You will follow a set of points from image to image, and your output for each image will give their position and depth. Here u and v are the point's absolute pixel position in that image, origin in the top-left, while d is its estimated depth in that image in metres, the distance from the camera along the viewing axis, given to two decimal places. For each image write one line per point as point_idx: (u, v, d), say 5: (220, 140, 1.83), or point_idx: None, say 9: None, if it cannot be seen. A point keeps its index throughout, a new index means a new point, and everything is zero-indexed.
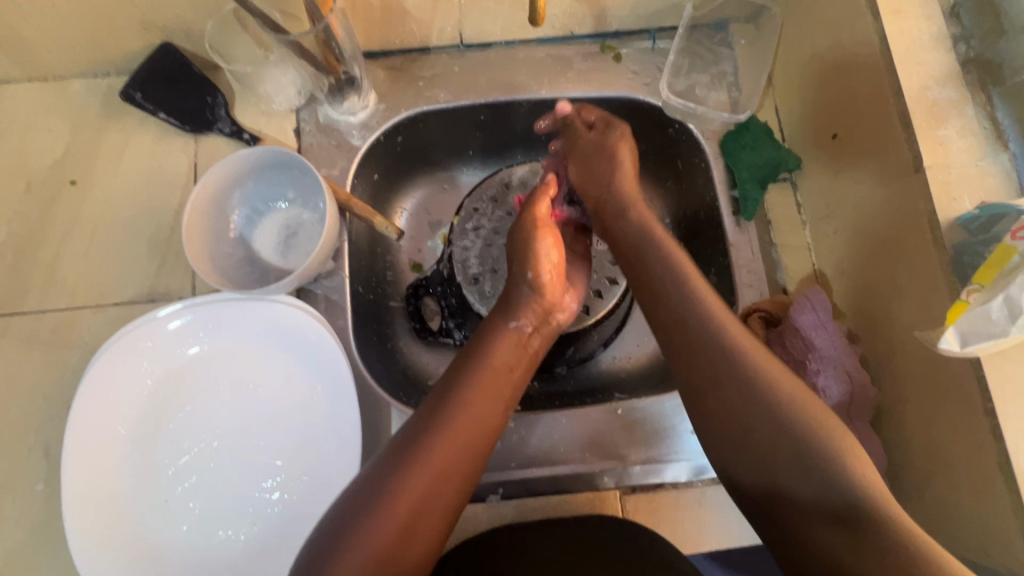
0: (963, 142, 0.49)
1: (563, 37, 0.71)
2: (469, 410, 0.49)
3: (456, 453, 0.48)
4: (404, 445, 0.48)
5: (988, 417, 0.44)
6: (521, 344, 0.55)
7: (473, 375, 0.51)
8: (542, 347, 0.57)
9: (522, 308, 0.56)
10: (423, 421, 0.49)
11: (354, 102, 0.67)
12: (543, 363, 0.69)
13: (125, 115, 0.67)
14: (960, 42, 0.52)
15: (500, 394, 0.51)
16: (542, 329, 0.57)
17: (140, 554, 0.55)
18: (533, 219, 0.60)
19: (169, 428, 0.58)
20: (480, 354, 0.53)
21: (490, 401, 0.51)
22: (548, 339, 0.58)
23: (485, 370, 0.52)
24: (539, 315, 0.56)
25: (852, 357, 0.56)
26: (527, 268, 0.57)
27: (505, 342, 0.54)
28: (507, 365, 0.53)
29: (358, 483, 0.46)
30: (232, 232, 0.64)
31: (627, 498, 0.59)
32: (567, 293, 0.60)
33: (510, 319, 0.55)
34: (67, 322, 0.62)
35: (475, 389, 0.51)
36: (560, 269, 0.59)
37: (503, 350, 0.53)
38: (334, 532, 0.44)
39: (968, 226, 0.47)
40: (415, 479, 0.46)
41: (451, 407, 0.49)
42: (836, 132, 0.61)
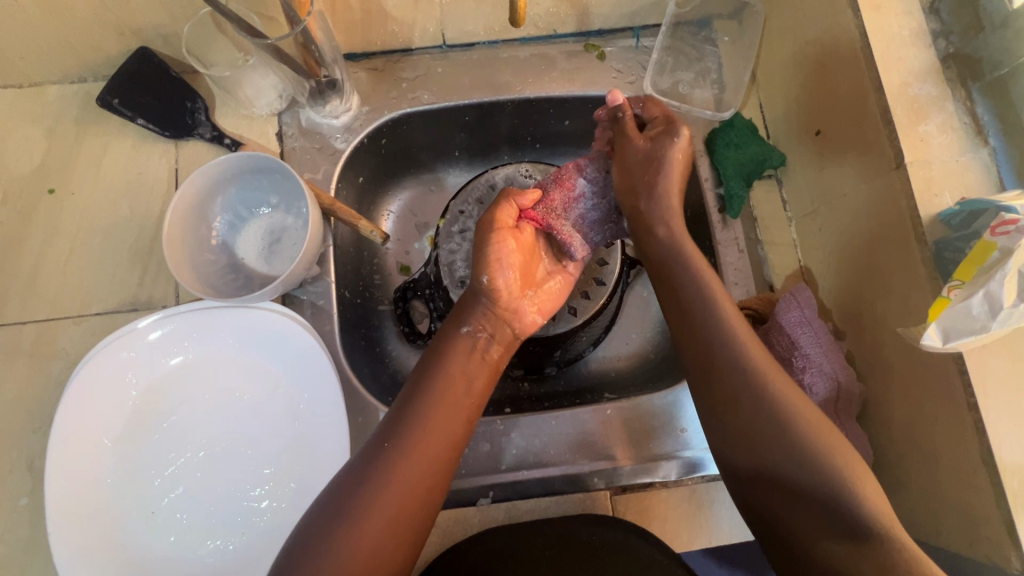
0: (943, 138, 0.49)
1: (546, 36, 0.71)
2: (426, 422, 0.50)
3: (415, 467, 0.48)
4: (366, 462, 0.48)
5: (970, 411, 0.44)
6: (478, 353, 0.54)
7: (429, 388, 0.51)
8: (501, 353, 0.56)
9: (476, 316, 0.55)
10: (381, 435, 0.49)
11: (336, 105, 0.67)
12: (533, 364, 0.69)
13: (103, 122, 0.66)
14: (939, 38, 0.52)
15: (458, 402, 0.51)
16: (497, 335, 0.56)
17: (128, 567, 0.54)
18: (497, 222, 0.55)
19: (154, 439, 0.58)
20: (434, 366, 0.53)
21: (448, 412, 0.51)
22: (506, 346, 0.57)
23: (441, 381, 0.52)
24: (495, 322, 0.56)
25: (837, 354, 0.56)
26: (482, 274, 0.54)
27: (460, 352, 0.54)
28: (465, 375, 0.53)
29: (320, 505, 0.47)
30: (215, 239, 0.64)
31: (618, 498, 0.59)
32: (525, 299, 0.57)
33: (462, 327, 0.55)
34: (48, 333, 0.61)
35: (432, 400, 0.51)
36: (523, 279, 0.57)
37: (459, 361, 0.53)
38: (298, 554, 0.44)
39: (949, 222, 0.47)
40: (376, 496, 0.46)
41: (408, 421, 0.50)
42: (818, 128, 0.61)
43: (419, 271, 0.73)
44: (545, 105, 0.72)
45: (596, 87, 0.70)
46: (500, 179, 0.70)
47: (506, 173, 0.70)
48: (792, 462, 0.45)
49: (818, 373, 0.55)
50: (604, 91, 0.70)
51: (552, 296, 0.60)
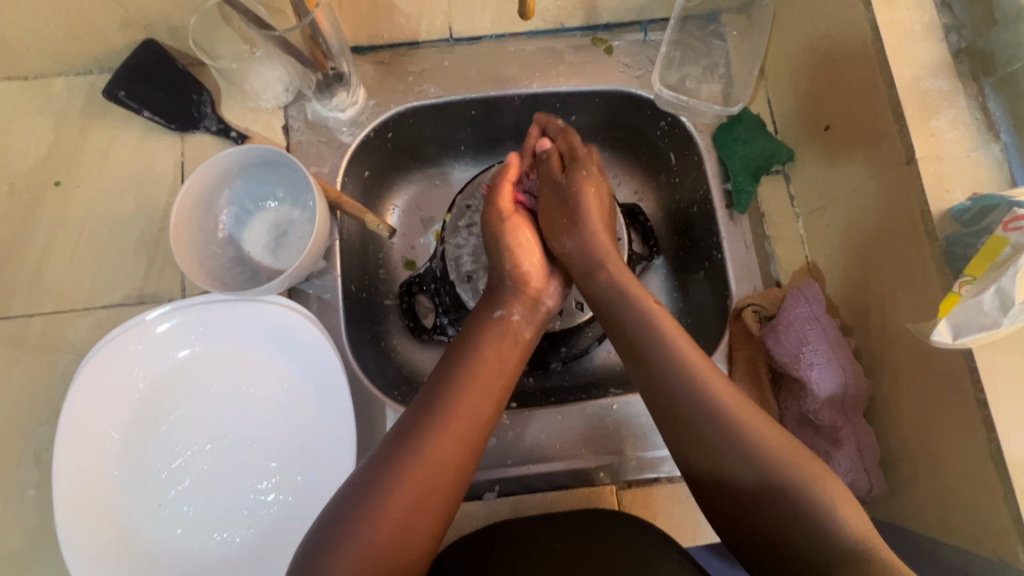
0: (955, 133, 0.49)
1: (554, 30, 0.71)
2: (462, 398, 0.50)
3: (451, 441, 0.48)
4: (401, 438, 0.48)
5: (980, 407, 0.44)
6: (512, 333, 0.55)
7: (466, 364, 0.52)
8: (534, 334, 0.57)
9: (508, 298, 0.57)
10: (418, 409, 0.50)
11: (343, 98, 0.66)
12: (538, 359, 0.69)
13: (109, 114, 0.66)
14: (952, 32, 0.52)
15: (493, 379, 0.52)
16: (530, 316, 0.57)
17: (136, 558, 0.54)
18: (500, 211, 0.60)
19: (161, 431, 0.58)
20: (471, 345, 0.53)
21: (483, 388, 0.51)
22: (539, 327, 0.58)
23: (478, 360, 0.52)
24: (525, 303, 0.57)
25: (844, 351, 0.56)
26: (504, 261, 0.58)
27: (494, 332, 0.54)
28: (501, 354, 0.53)
29: (354, 478, 0.47)
30: (221, 233, 0.63)
31: (624, 493, 0.59)
32: (550, 280, 0.60)
33: (496, 308, 0.56)
34: (55, 325, 0.61)
35: (469, 375, 0.51)
36: (541, 258, 0.60)
37: (494, 340, 0.54)
38: (331, 525, 0.44)
39: (960, 217, 0.46)
40: (413, 466, 0.46)
41: (446, 395, 0.50)
42: (827, 124, 0.60)
43: (424, 265, 0.73)
44: (552, 99, 0.71)
45: (604, 82, 0.70)
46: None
47: (511, 165, 0.70)
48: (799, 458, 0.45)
49: (825, 369, 0.55)
50: (612, 86, 0.70)
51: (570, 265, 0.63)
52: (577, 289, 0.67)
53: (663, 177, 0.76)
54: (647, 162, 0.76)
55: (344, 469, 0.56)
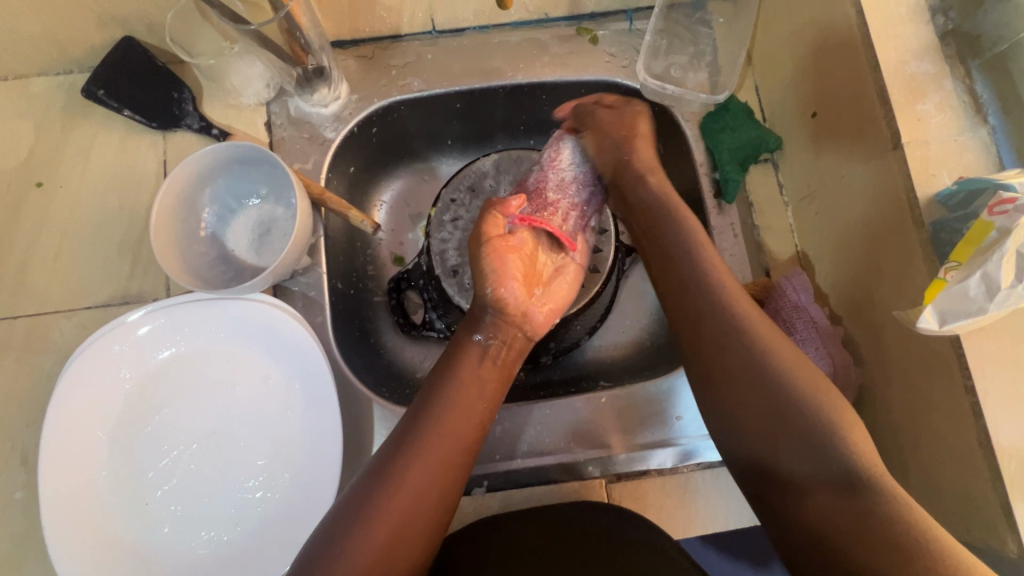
0: (942, 117, 0.48)
1: (538, 20, 0.70)
2: (441, 428, 0.50)
3: (431, 472, 0.48)
4: (381, 469, 0.48)
5: (968, 394, 0.44)
6: (489, 359, 0.54)
7: (443, 396, 0.51)
8: (513, 357, 0.55)
9: (487, 324, 0.55)
10: (397, 438, 0.50)
11: (325, 94, 0.65)
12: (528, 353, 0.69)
13: (89, 113, 0.65)
14: (938, 14, 0.51)
15: (471, 407, 0.51)
16: (509, 341, 0.55)
17: (125, 559, 0.54)
18: (485, 234, 0.58)
19: (146, 431, 0.57)
20: (449, 372, 0.53)
21: (461, 416, 0.51)
22: (518, 352, 0.56)
23: (455, 388, 0.52)
24: (504, 328, 0.55)
25: (832, 338, 0.56)
26: (486, 286, 0.56)
27: (471, 358, 0.53)
28: (478, 380, 0.53)
29: (335, 510, 0.47)
30: (204, 231, 0.63)
31: (613, 487, 0.58)
32: (536, 301, 0.58)
33: (475, 332, 0.55)
34: (39, 328, 0.60)
35: (446, 403, 0.51)
36: (526, 281, 0.58)
37: (471, 366, 0.53)
38: (313, 558, 0.44)
39: (947, 202, 0.46)
40: (390, 499, 0.46)
41: (426, 424, 0.50)
42: (815, 110, 0.60)
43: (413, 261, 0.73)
44: (537, 91, 0.71)
45: (589, 72, 0.69)
46: (490, 168, 0.69)
47: (493, 160, 0.69)
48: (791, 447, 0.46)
49: (814, 357, 0.55)
50: (597, 76, 0.69)
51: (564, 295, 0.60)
52: None
53: None
54: None
55: (331, 468, 0.55)
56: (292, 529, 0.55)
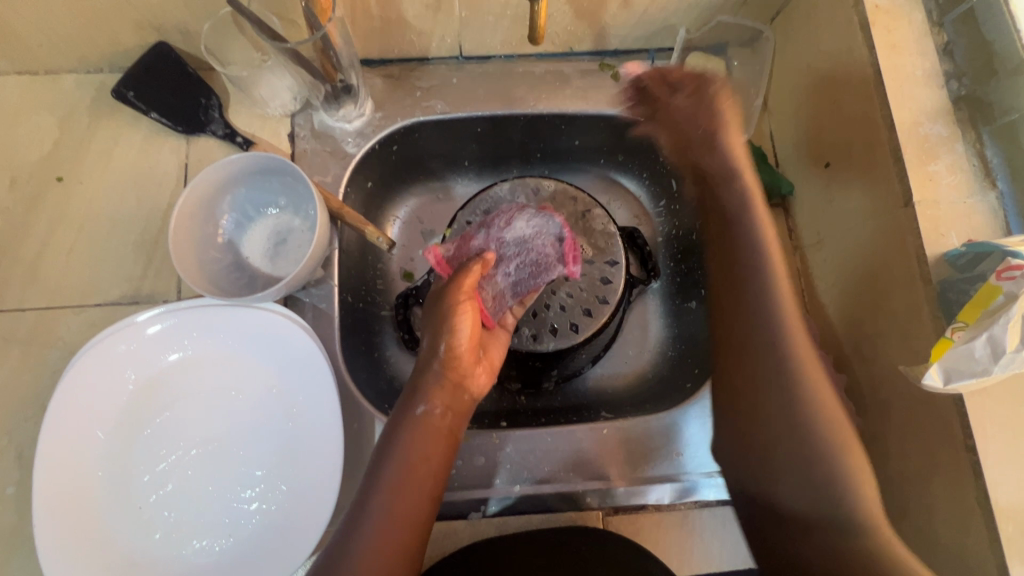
0: (953, 178, 0.50)
1: (562, 53, 0.72)
2: (390, 506, 0.49)
3: (383, 560, 0.47)
4: (328, 571, 0.47)
5: (969, 453, 0.45)
6: (435, 432, 0.52)
7: (385, 481, 0.49)
8: (458, 423, 0.54)
9: (430, 393, 0.53)
10: (350, 518, 0.49)
11: (350, 110, 0.67)
12: (531, 376, 0.69)
13: (116, 113, 0.66)
14: (952, 80, 0.53)
15: (417, 488, 0.50)
16: (453, 406, 0.54)
17: (114, 563, 0.54)
18: (462, 290, 0.56)
19: (146, 434, 0.57)
20: (390, 455, 0.50)
21: (406, 499, 0.49)
22: (462, 416, 0.55)
23: (397, 473, 0.50)
24: (449, 394, 0.53)
25: (836, 385, 0.56)
26: (438, 343, 0.54)
27: (415, 434, 0.51)
28: (424, 457, 0.51)
29: None
30: (221, 237, 0.63)
31: (610, 519, 0.59)
32: (478, 365, 0.57)
33: (416, 406, 0.52)
34: (47, 321, 0.60)
35: (387, 490, 0.49)
36: (475, 343, 0.56)
37: (413, 443, 0.51)
38: None
39: (955, 262, 0.47)
40: None
41: (369, 515, 0.48)
42: (828, 161, 0.61)
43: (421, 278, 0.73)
44: (558, 121, 0.72)
45: (609, 106, 0.71)
46: (505, 194, 0.70)
47: (507, 185, 0.70)
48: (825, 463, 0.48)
49: None
50: (617, 111, 0.71)
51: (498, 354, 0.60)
52: (573, 310, 0.67)
53: (663, 203, 0.77)
54: (648, 187, 0.77)
55: (331, 483, 0.55)
56: (286, 542, 0.55)
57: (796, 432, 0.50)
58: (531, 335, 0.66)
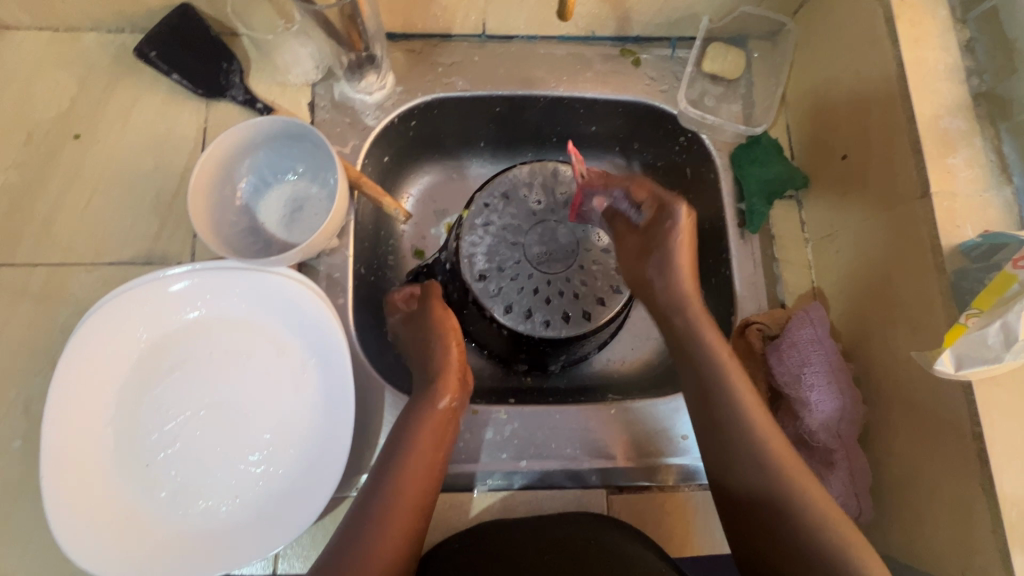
0: (970, 172, 0.51)
1: (584, 37, 0.72)
2: (397, 499, 0.52)
3: (377, 568, 0.49)
4: (336, 561, 0.49)
5: (975, 440, 0.45)
6: (443, 422, 0.56)
7: (395, 475, 0.53)
8: (462, 415, 0.59)
9: (439, 386, 0.58)
10: (357, 516, 0.52)
11: (372, 81, 0.67)
12: (538, 359, 0.69)
13: (136, 73, 0.66)
14: (972, 76, 0.53)
15: (422, 483, 0.53)
16: (458, 400, 0.59)
17: (119, 518, 0.54)
18: (441, 304, 0.64)
19: (155, 392, 0.57)
20: (402, 447, 0.54)
21: (413, 494, 0.53)
22: (464, 409, 0.60)
23: (409, 465, 0.53)
24: (455, 389, 0.59)
25: (844, 374, 0.57)
26: (439, 346, 0.61)
27: (426, 425, 0.55)
28: (433, 448, 0.55)
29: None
30: (238, 201, 0.63)
31: (614, 498, 0.59)
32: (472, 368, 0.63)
33: (430, 398, 0.57)
34: (59, 277, 0.60)
35: (399, 483, 0.53)
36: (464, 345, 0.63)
37: (426, 434, 0.55)
38: None
39: (970, 253, 0.48)
40: None
41: (376, 509, 0.52)
42: (844, 153, 0.62)
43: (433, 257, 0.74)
44: (577, 104, 0.73)
45: (628, 92, 0.71)
46: (523, 176, 0.70)
47: (527, 171, 0.70)
48: (777, 472, 0.51)
49: (825, 393, 0.56)
50: (635, 97, 0.71)
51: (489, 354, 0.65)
52: (587, 296, 0.67)
53: (676, 192, 0.77)
54: (662, 176, 0.78)
55: (339, 449, 0.55)
56: (292, 505, 0.55)
57: (748, 450, 0.52)
58: (542, 321, 0.66)
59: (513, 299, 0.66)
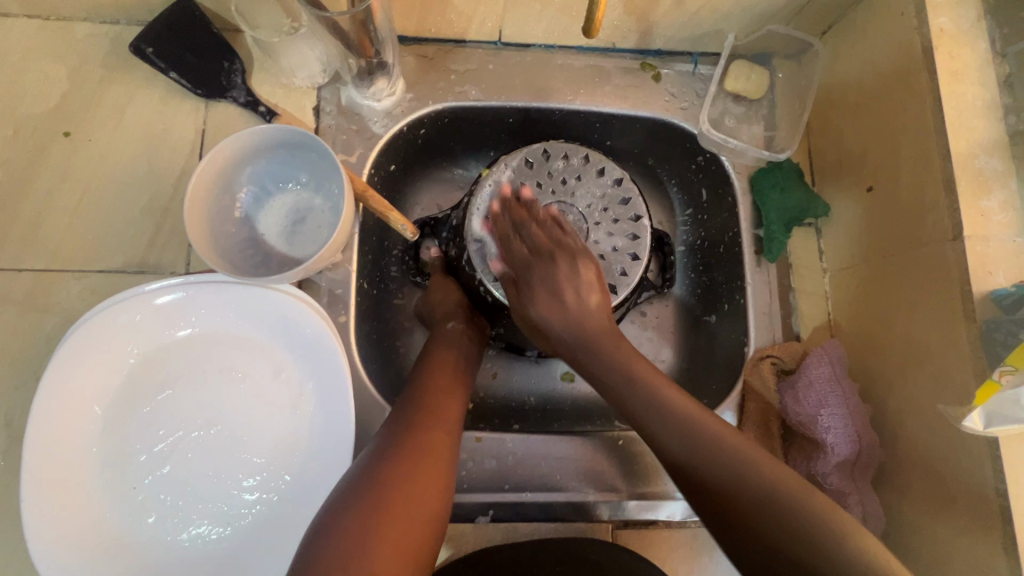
0: (1004, 216, 0.48)
1: (604, 49, 0.69)
2: (430, 390, 0.55)
3: (423, 449, 0.49)
4: (383, 444, 0.49)
5: (998, 497, 0.44)
6: (459, 339, 0.62)
7: (426, 376, 0.56)
8: (477, 339, 0.64)
9: (453, 310, 0.64)
10: (395, 412, 0.53)
11: (381, 88, 0.63)
12: (520, 339, 0.69)
13: (131, 68, 0.62)
14: (1010, 114, 0.51)
15: (451, 379, 0.57)
16: (470, 325, 0.64)
17: (105, 544, 0.51)
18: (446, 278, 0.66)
19: (144, 411, 0.54)
20: (427, 360, 0.58)
21: (444, 390, 0.55)
22: (479, 336, 0.65)
23: (435, 369, 0.57)
24: (466, 314, 0.64)
25: (861, 416, 0.55)
26: (445, 292, 0.65)
27: (444, 342, 0.61)
28: (453, 360, 0.59)
29: (343, 483, 0.46)
30: (238, 211, 0.60)
31: (619, 532, 0.58)
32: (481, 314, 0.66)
33: (445, 320, 0.63)
34: (44, 285, 0.57)
35: (430, 382, 0.55)
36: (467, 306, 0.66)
37: (445, 347, 0.60)
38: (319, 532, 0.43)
39: (1000, 302, 0.47)
40: (394, 461, 0.47)
41: (414, 399, 0.53)
42: (870, 184, 0.60)
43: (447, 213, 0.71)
44: (593, 118, 0.70)
45: (647, 108, 0.69)
46: (557, 151, 0.66)
47: (542, 150, 0.66)
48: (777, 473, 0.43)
49: (842, 435, 0.55)
50: (654, 113, 0.69)
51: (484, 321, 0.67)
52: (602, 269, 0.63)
53: (690, 212, 0.75)
54: (676, 195, 0.76)
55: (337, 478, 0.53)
56: (287, 533, 0.53)
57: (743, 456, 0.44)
58: None
59: None
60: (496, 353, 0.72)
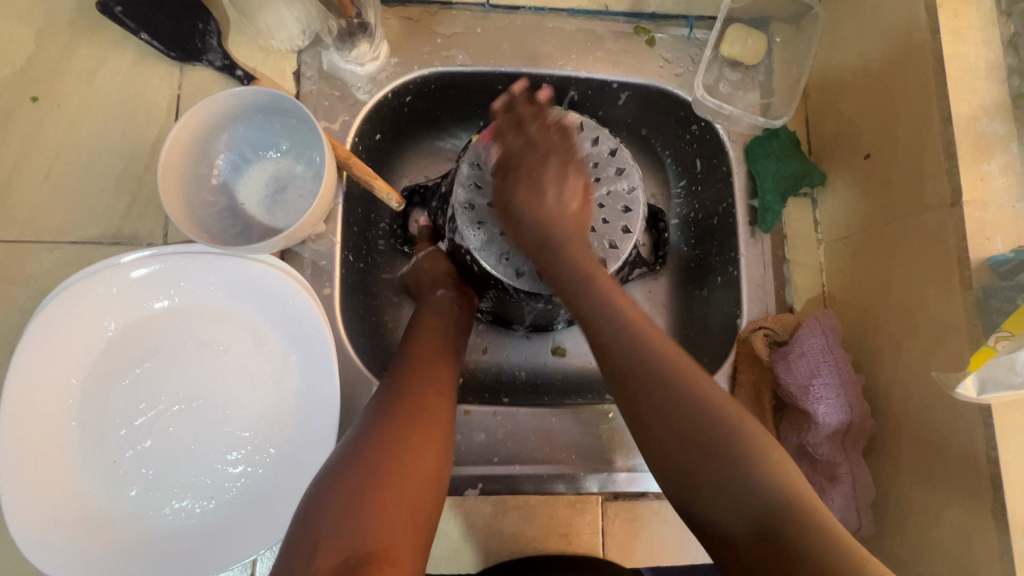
0: (1003, 180, 0.47)
1: (597, 11, 0.66)
2: (421, 360, 0.53)
3: (417, 418, 0.48)
4: (376, 416, 0.48)
5: (989, 465, 0.43)
6: (448, 310, 0.60)
7: (415, 348, 0.55)
8: (467, 311, 0.62)
9: (442, 282, 0.62)
10: (385, 382, 0.51)
11: (365, 51, 0.61)
12: (510, 314, 0.67)
13: (100, 29, 0.59)
14: (1015, 75, 0.49)
15: (440, 351, 0.55)
16: (460, 295, 0.62)
17: (85, 517, 0.50)
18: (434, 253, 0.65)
19: (123, 384, 0.53)
20: (417, 331, 0.57)
21: (435, 359, 0.54)
22: (468, 309, 0.63)
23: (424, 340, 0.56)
24: (455, 287, 0.63)
25: (853, 386, 0.54)
26: (433, 263, 0.64)
27: (433, 311, 0.59)
28: (442, 331, 0.58)
29: (335, 457, 0.45)
30: (215, 178, 0.58)
31: (609, 505, 0.57)
32: (466, 290, 0.64)
33: (436, 288, 0.62)
34: (16, 255, 0.55)
35: (419, 353, 0.54)
36: (454, 276, 0.64)
37: (433, 318, 0.59)
38: (314, 508, 0.41)
39: (998, 268, 0.46)
40: (389, 433, 0.46)
41: (405, 369, 0.52)
42: (868, 151, 0.58)
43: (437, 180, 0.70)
44: (584, 85, 0.68)
45: (640, 74, 0.67)
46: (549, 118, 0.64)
47: None
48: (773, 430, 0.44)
49: (833, 405, 0.54)
50: (648, 80, 0.67)
51: (473, 295, 0.65)
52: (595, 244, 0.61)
53: (684, 184, 0.73)
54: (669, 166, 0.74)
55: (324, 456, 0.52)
56: (269, 506, 0.52)
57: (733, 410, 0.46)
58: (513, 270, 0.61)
59: (495, 238, 0.61)
60: (485, 328, 0.71)
